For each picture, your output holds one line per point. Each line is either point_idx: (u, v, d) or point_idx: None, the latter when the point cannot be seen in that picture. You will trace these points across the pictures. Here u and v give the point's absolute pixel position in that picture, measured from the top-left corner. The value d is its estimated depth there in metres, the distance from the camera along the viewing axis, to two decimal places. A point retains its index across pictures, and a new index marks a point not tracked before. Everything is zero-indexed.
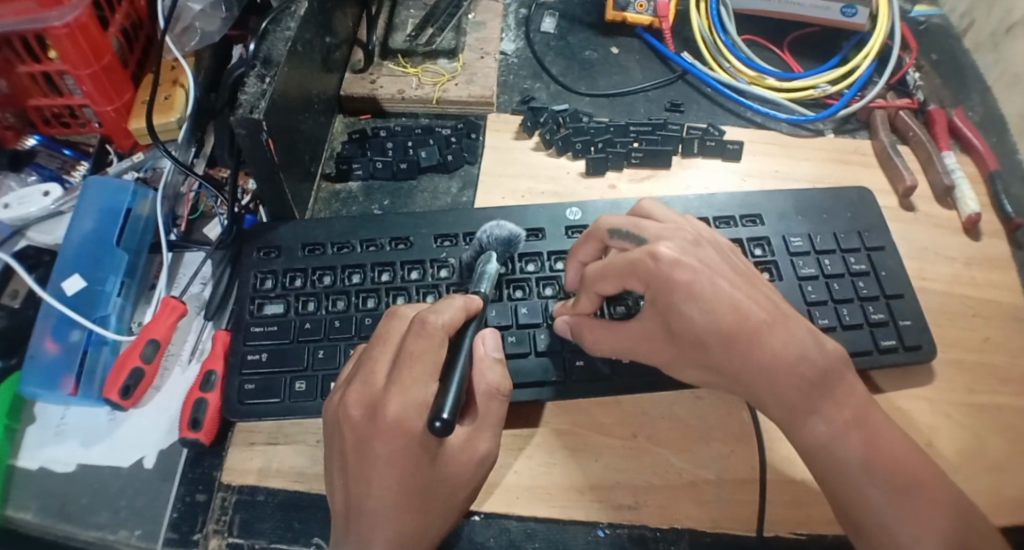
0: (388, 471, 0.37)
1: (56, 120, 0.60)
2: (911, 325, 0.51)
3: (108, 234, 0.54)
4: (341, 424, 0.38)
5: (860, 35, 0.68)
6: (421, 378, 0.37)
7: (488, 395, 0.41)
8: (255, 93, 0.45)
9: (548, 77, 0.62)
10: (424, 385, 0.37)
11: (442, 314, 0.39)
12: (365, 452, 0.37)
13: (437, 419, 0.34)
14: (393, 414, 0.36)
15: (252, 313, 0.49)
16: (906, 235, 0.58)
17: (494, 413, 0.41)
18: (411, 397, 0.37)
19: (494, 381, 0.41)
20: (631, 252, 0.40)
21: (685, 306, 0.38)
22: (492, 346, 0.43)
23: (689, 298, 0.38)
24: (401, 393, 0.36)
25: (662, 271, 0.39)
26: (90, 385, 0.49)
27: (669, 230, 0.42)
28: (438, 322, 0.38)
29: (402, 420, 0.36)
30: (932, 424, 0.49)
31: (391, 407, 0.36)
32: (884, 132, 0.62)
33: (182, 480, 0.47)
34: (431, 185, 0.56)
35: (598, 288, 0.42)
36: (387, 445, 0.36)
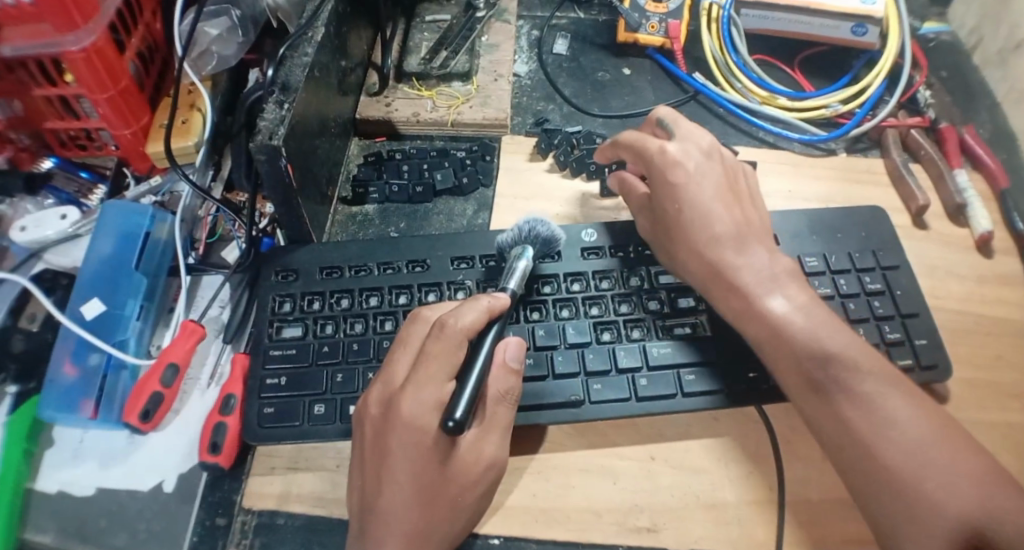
0: (400, 469, 0.38)
1: (73, 143, 0.60)
2: (926, 344, 0.51)
3: (127, 257, 0.54)
4: (362, 421, 0.40)
5: (870, 53, 0.68)
6: (437, 376, 0.38)
7: (497, 400, 0.41)
8: (274, 119, 0.45)
9: (561, 98, 0.63)
10: (440, 384, 0.38)
11: (462, 317, 0.40)
12: (380, 449, 0.38)
13: (450, 419, 0.36)
14: (407, 410, 0.37)
15: (271, 336, 0.49)
16: (919, 253, 0.58)
17: (502, 418, 0.41)
18: (426, 394, 0.38)
19: (503, 387, 0.41)
20: (650, 143, 0.52)
21: (666, 210, 0.50)
22: (514, 354, 0.42)
23: (674, 166, 0.50)
24: (415, 391, 0.38)
25: (665, 164, 0.50)
26: (109, 409, 0.50)
27: (696, 135, 0.52)
28: (456, 325, 0.39)
29: (415, 417, 0.37)
30: None
31: (405, 404, 0.37)
32: (896, 151, 0.63)
33: (201, 503, 0.47)
34: (446, 207, 0.56)
35: (621, 147, 0.54)
36: (399, 441, 0.37)
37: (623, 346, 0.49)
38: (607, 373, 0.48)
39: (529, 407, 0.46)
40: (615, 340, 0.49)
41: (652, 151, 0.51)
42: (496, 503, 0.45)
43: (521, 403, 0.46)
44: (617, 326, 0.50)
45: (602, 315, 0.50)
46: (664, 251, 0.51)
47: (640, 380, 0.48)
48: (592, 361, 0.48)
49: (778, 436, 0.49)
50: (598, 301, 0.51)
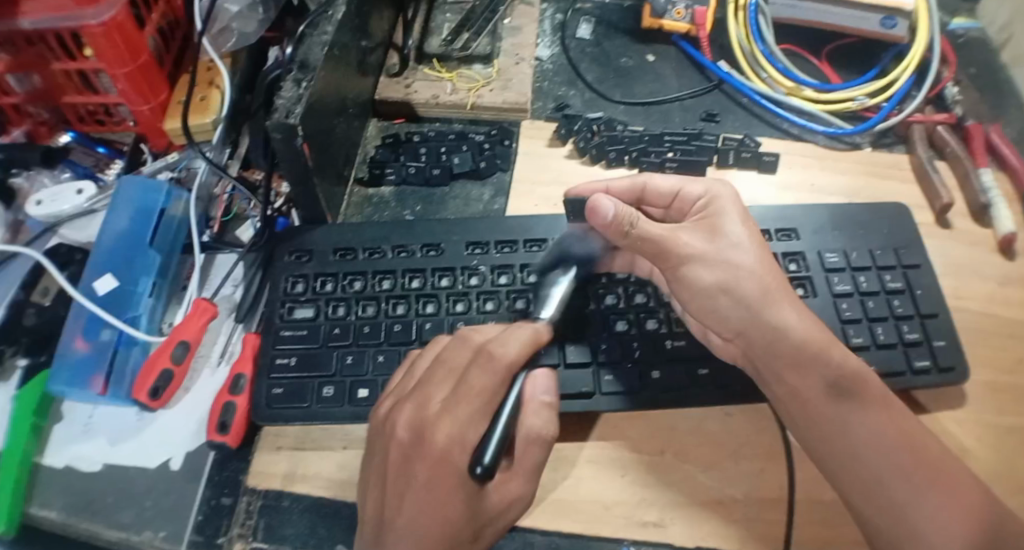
0: (422, 501, 0.36)
1: (91, 118, 0.60)
2: (945, 346, 0.49)
3: (141, 234, 0.54)
4: (386, 441, 0.38)
5: (898, 46, 0.66)
6: (475, 412, 0.37)
7: (528, 440, 0.39)
8: (291, 97, 0.45)
9: (583, 84, 0.61)
10: (477, 420, 0.37)
11: (506, 347, 0.39)
12: (405, 474, 0.37)
13: (478, 465, 0.36)
14: (437, 442, 0.36)
15: (282, 317, 0.49)
16: (942, 252, 0.56)
17: (533, 459, 0.39)
18: (461, 430, 0.37)
19: (536, 426, 0.39)
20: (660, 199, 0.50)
21: (727, 234, 0.47)
22: (543, 387, 0.41)
23: (736, 199, 0.49)
24: (451, 421, 0.37)
25: (729, 196, 0.49)
26: (119, 385, 0.49)
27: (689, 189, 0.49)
28: (500, 355, 0.39)
29: (449, 448, 0.36)
30: (966, 449, 0.47)
31: (440, 432, 0.37)
32: (922, 148, 0.61)
33: (208, 482, 0.46)
34: (463, 191, 0.55)
35: (650, 181, 0.50)
36: (426, 470, 0.36)
37: (638, 339, 0.48)
38: (621, 364, 0.48)
39: None
40: (630, 332, 0.49)
41: (715, 187, 0.49)
42: None
43: None
44: (631, 316, 0.49)
45: (616, 305, 0.50)
46: (719, 267, 0.45)
47: (652, 372, 0.47)
48: (607, 353, 0.48)
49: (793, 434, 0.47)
50: (612, 290, 0.50)
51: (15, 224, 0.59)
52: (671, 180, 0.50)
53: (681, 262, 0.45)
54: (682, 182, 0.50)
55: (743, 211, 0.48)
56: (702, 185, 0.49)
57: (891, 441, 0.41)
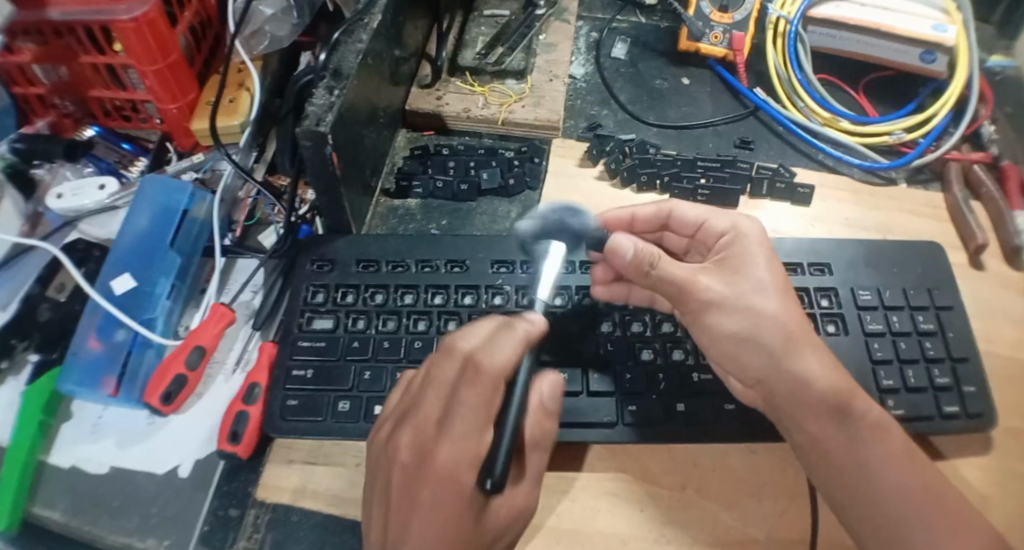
0: (432, 526, 0.33)
1: (118, 112, 0.60)
2: (976, 393, 0.48)
3: (163, 234, 0.53)
4: (388, 464, 0.36)
5: (936, 82, 0.64)
6: (476, 427, 0.35)
7: (534, 445, 0.39)
8: (323, 105, 0.44)
9: (616, 104, 0.60)
10: (479, 435, 0.35)
11: (498, 353, 0.37)
12: (410, 497, 0.34)
13: (489, 478, 0.35)
14: (443, 464, 0.34)
15: (301, 327, 0.48)
16: (971, 293, 0.55)
17: (536, 465, 0.39)
18: (464, 445, 0.35)
19: (538, 431, 0.39)
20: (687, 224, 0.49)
21: (750, 276, 0.44)
22: (548, 391, 0.40)
23: (761, 236, 0.46)
24: (454, 441, 0.35)
25: (755, 234, 0.46)
26: (131, 388, 0.49)
27: (716, 218, 0.47)
28: (491, 365, 0.36)
29: (455, 470, 0.34)
30: (997, 501, 0.45)
31: (442, 451, 0.34)
32: (958, 186, 0.59)
33: (216, 492, 0.45)
34: (490, 208, 0.54)
35: (676, 208, 0.49)
36: (432, 493, 0.34)
37: (664, 370, 0.47)
38: (646, 395, 0.46)
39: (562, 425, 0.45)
40: (657, 362, 0.47)
41: (740, 223, 0.47)
42: None
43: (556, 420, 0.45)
44: (658, 345, 0.48)
45: (643, 333, 0.49)
46: (741, 311, 0.43)
47: (677, 405, 0.46)
48: (631, 383, 0.46)
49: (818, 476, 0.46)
50: (639, 318, 0.49)
51: (34, 215, 0.58)
52: (696, 211, 0.48)
53: (701, 308, 0.43)
54: (708, 215, 0.48)
55: (768, 251, 0.46)
56: (727, 221, 0.47)
57: (914, 489, 0.40)
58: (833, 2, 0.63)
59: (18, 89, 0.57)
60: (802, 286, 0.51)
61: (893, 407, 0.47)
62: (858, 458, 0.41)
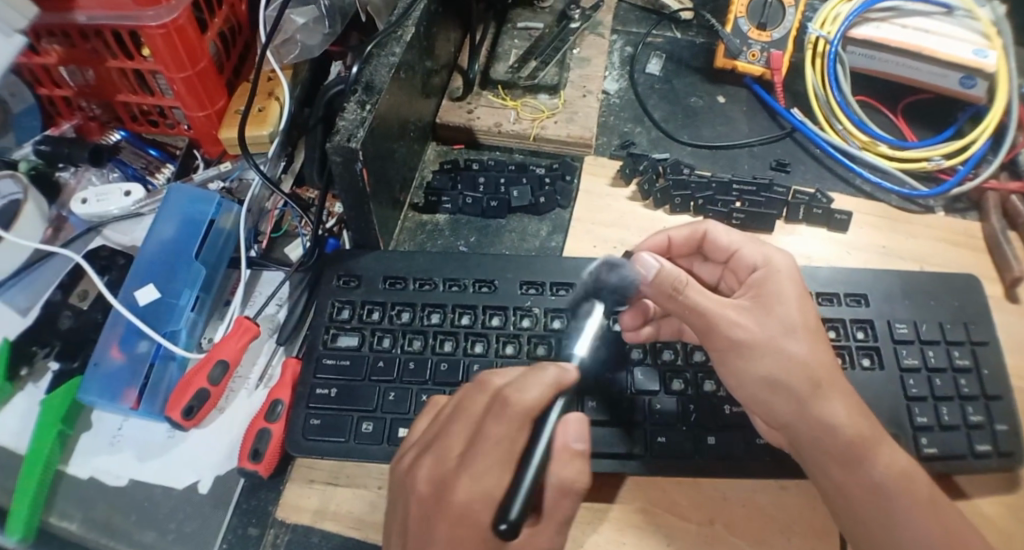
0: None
1: (144, 118, 0.60)
2: (1007, 431, 0.46)
3: (188, 244, 0.53)
4: (407, 496, 0.34)
5: (975, 107, 0.62)
6: (495, 466, 0.33)
7: (560, 493, 0.34)
8: (354, 120, 0.43)
9: (650, 121, 0.59)
10: (499, 475, 0.33)
11: (527, 393, 0.35)
12: (424, 534, 0.33)
13: (503, 521, 0.31)
14: (459, 503, 0.32)
15: (325, 343, 0.47)
16: (1005, 328, 0.53)
17: (565, 513, 0.35)
18: (483, 486, 0.32)
19: (570, 477, 0.34)
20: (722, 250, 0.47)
21: (781, 315, 0.42)
22: (576, 434, 0.35)
23: (795, 273, 0.44)
24: (471, 479, 0.32)
25: (789, 270, 0.44)
26: (152, 401, 0.48)
27: (750, 248, 0.46)
28: (519, 403, 0.34)
29: (470, 510, 0.32)
30: None
31: (458, 489, 0.32)
32: (996, 216, 0.57)
33: (235, 509, 0.45)
34: (520, 225, 0.53)
35: (711, 232, 0.48)
36: (446, 533, 0.32)
37: (694, 401, 0.46)
38: (675, 427, 0.45)
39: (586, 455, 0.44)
40: (687, 393, 0.46)
41: (773, 257, 0.45)
42: None
43: None
44: (689, 375, 0.47)
45: (674, 361, 0.47)
46: (770, 354, 0.41)
47: (707, 438, 0.45)
48: (660, 414, 0.45)
49: None
50: (671, 345, 0.48)
51: (57, 219, 0.58)
52: (731, 237, 0.47)
53: (727, 348, 0.41)
54: (741, 244, 0.46)
55: (802, 292, 0.43)
56: (760, 252, 0.45)
57: None
58: (872, 23, 0.61)
59: (44, 90, 0.57)
60: (838, 318, 0.50)
61: (925, 445, 0.45)
62: (876, 502, 0.40)
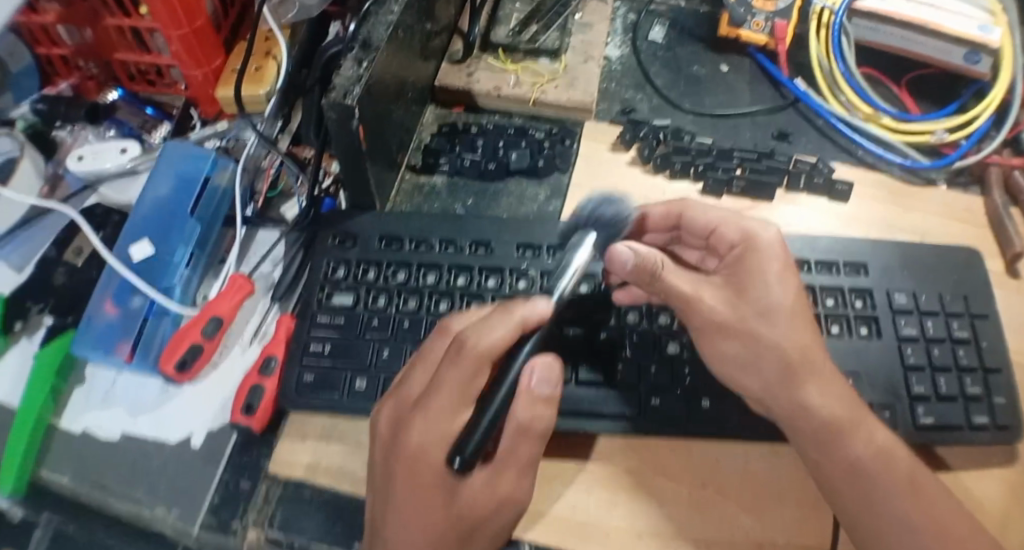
0: (410, 500, 0.33)
1: (142, 76, 0.59)
2: (1005, 405, 0.46)
3: (184, 200, 0.53)
4: (373, 437, 0.36)
5: (980, 83, 0.60)
6: (449, 407, 0.34)
7: (520, 433, 0.34)
8: (349, 77, 0.43)
9: (652, 88, 0.58)
10: (454, 416, 0.34)
11: (487, 334, 0.34)
12: (387, 473, 0.35)
13: (457, 457, 0.33)
14: (412, 443, 0.33)
15: (321, 302, 0.47)
16: (1007, 305, 0.51)
17: (526, 453, 0.35)
18: (435, 426, 0.33)
19: (529, 419, 0.34)
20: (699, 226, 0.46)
21: (763, 290, 0.42)
22: (545, 376, 0.35)
23: (778, 246, 0.43)
24: (424, 420, 0.33)
25: (769, 245, 0.43)
26: (145, 354, 0.48)
27: (727, 225, 0.45)
28: (474, 345, 0.34)
29: (424, 449, 0.33)
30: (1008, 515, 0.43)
31: (412, 431, 0.34)
32: (998, 192, 0.55)
33: (227, 464, 0.45)
34: (518, 189, 0.52)
35: (687, 212, 0.47)
36: (404, 471, 0.34)
37: (690, 364, 0.45)
38: (669, 390, 0.44)
39: (575, 416, 0.43)
40: (683, 355, 0.45)
41: (753, 231, 0.44)
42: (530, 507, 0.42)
43: (567, 410, 0.44)
44: (685, 339, 0.46)
45: (670, 325, 0.46)
46: (739, 336, 0.41)
47: (702, 401, 0.44)
48: (654, 376, 0.45)
49: None
50: (667, 310, 0.47)
51: (54, 177, 0.57)
52: (708, 215, 0.46)
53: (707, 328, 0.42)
54: (720, 221, 0.45)
55: (784, 265, 0.43)
56: (740, 228, 0.44)
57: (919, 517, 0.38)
58: None
59: (41, 50, 0.56)
60: (836, 287, 0.49)
61: (922, 414, 0.45)
62: (863, 485, 0.39)
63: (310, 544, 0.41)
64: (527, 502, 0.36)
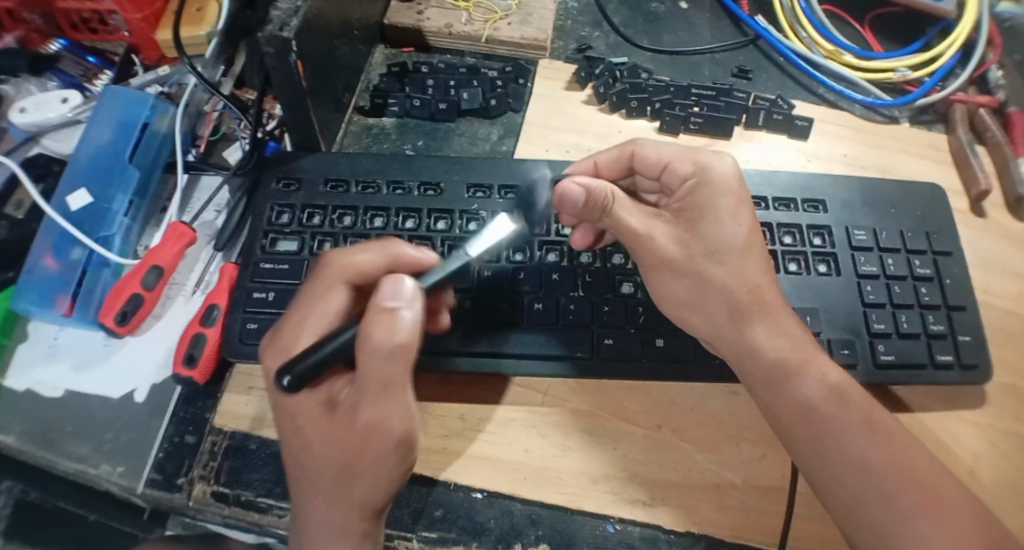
0: (281, 422, 0.36)
1: (84, 25, 0.56)
2: (970, 342, 0.43)
3: (121, 147, 0.50)
4: None
5: (945, 21, 0.58)
6: (301, 327, 0.36)
7: (366, 352, 0.32)
8: (288, 9, 0.40)
9: (609, 26, 0.56)
10: (304, 336, 0.36)
11: (352, 258, 0.37)
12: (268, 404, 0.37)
13: (286, 375, 0.33)
14: (264, 366, 0.36)
15: (264, 249, 0.45)
16: (971, 244, 0.49)
17: (376, 374, 0.32)
18: (285, 348, 0.36)
19: (375, 335, 0.32)
20: (653, 164, 0.44)
21: (716, 228, 0.41)
22: (394, 291, 0.33)
23: (733, 180, 0.42)
24: (276, 343, 0.36)
25: (723, 180, 0.42)
26: (86, 308, 0.47)
27: (679, 161, 0.43)
28: (330, 267, 0.37)
29: (273, 370, 0.35)
30: (973, 452, 0.42)
31: (267, 357, 0.36)
32: (962, 128, 0.53)
33: (172, 417, 0.43)
34: (469, 129, 0.51)
35: (638, 150, 0.44)
36: (272, 398, 0.36)
37: (645, 304, 0.43)
38: (623, 329, 0.42)
39: (519, 358, 0.41)
40: (638, 296, 0.43)
41: (706, 164, 0.42)
42: (481, 454, 0.40)
43: (509, 351, 0.41)
44: (640, 278, 0.44)
45: (623, 265, 0.44)
46: (688, 276, 0.40)
47: (656, 340, 0.42)
48: (608, 315, 0.43)
49: None
50: (620, 249, 0.45)
51: None
52: (662, 151, 0.43)
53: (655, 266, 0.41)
54: (672, 157, 0.43)
55: (742, 200, 0.41)
56: (692, 163, 0.42)
57: (874, 443, 0.37)
58: None
59: None
60: (795, 223, 0.46)
61: (882, 352, 0.43)
62: (820, 422, 0.38)
63: (252, 499, 0.40)
64: (405, 427, 0.33)
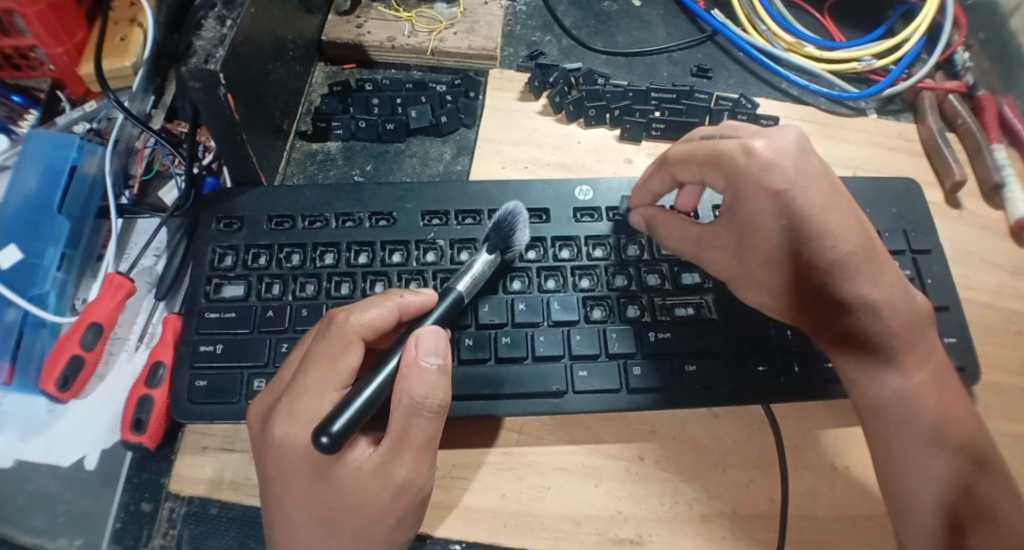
0: (295, 486, 0.34)
1: (6, 62, 0.51)
2: (955, 344, 0.42)
3: (48, 197, 0.47)
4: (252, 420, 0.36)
5: (908, 4, 0.56)
6: (319, 384, 0.33)
7: (411, 411, 0.32)
8: (212, 39, 0.37)
9: (560, 29, 0.54)
10: (323, 395, 0.33)
11: (362, 314, 0.35)
12: (264, 469, 0.34)
13: (324, 434, 0.30)
14: (276, 432, 0.33)
15: (208, 296, 0.42)
16: (949, 237, 0.48)
17: (418, 434, 0.33)
18: (307, 411, 0.33)
19: (420, 394, 0.32)
20: (692, 171, 0.41)
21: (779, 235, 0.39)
22: (430, 348, 0.33)
23: (769, 168, 0.39)
24: (292, 402, 0.33)
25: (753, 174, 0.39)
26: (26, 373, 0.44)
27: (723, 168, 0.40)
28: (342, 321, 0.35)
29: (289, 436, 0.33)
30: None
31: (277, 426, 0.33)
32: (932, 117, 0.51)
33: (125, 485, 0.41)
34: (421, 148, 0.49)
35: (676, 172, 0.41)
36: (278, 464, 0.33)
37: (617, 329, 0.41)
38: (596, 358, 0.40)
39: (488, 398, 0.39)
40: (609, 320, 0.41)
41: (747, 171, 0.39)
42: (455, 503, 0.38)
43: (476, 393, 0.39)
44: (610, 301, 0.42)
45: (593, 289, 0.42)
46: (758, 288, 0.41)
47: (632, 368, 0.40)
48: (580, 344, 0.41)
49: (786, 436, 0.41)
50: (589, 272, 0.43)
51: None
52: (695, 161, 0.41)
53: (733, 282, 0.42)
54: (707, 167, 0.40)
55: (783, 186, 0.38)
56: (737, 168, 0.39)
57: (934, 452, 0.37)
58: None
59: None
60: None
61: None
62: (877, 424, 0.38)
63: None
64: (428, 487, 0.35)
